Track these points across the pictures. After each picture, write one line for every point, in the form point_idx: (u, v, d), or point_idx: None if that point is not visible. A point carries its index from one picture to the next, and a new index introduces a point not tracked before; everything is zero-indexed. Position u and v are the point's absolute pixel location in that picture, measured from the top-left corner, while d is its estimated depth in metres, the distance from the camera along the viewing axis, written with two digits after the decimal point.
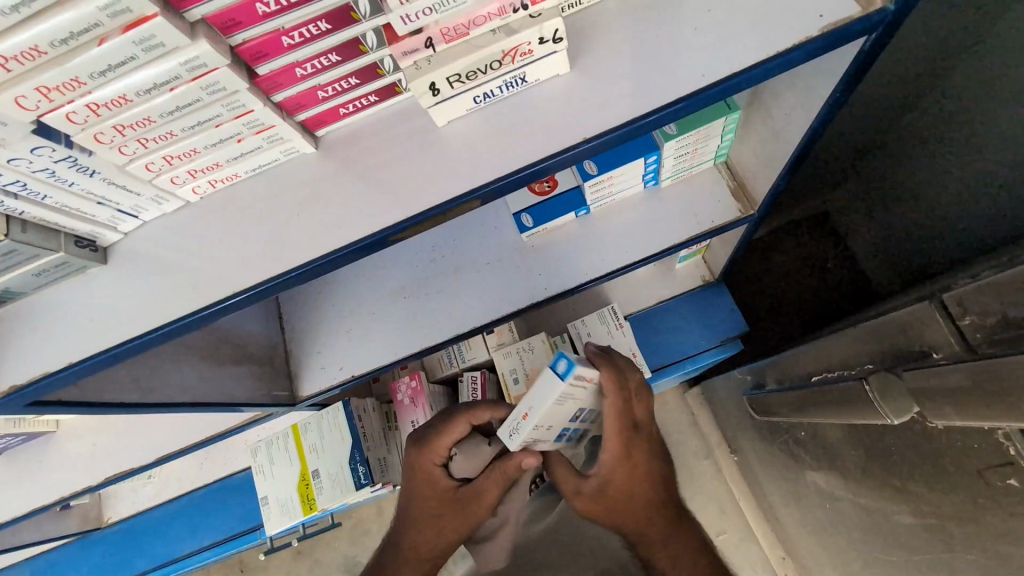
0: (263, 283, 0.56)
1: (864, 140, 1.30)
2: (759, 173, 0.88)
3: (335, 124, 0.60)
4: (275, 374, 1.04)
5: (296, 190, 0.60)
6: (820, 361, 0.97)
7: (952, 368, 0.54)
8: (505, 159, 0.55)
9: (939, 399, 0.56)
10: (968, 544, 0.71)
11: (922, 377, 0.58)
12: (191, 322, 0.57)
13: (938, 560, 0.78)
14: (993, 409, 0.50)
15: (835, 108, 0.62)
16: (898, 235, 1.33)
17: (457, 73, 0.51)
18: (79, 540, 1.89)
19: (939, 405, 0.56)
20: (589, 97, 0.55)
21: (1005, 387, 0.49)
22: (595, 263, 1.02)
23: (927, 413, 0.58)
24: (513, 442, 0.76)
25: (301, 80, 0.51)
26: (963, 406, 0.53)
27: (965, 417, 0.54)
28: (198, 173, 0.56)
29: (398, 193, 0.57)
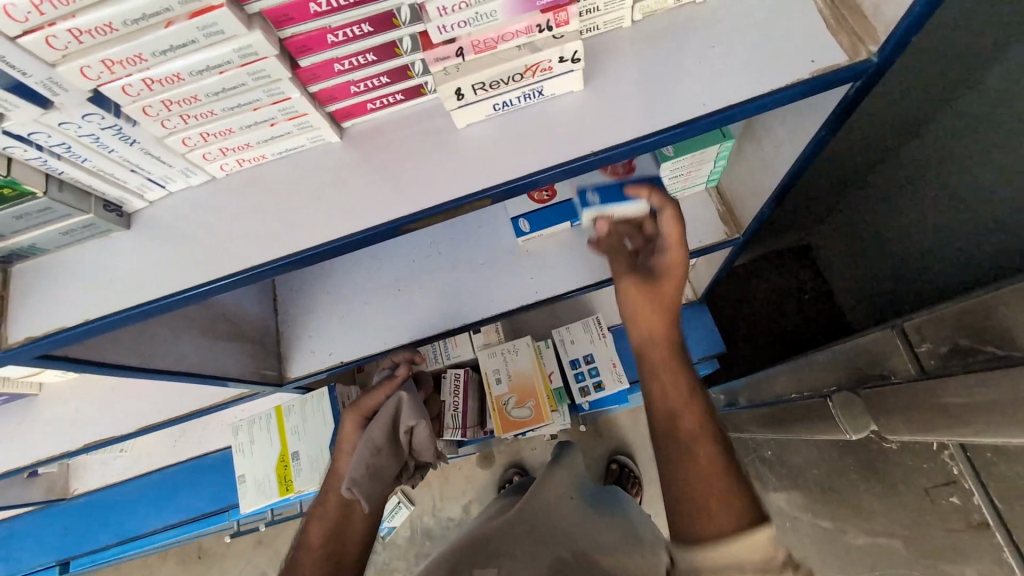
0: (278, 261, 0.59)
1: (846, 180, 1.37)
2: (747, 199, 0.93)
3: (359, 117, 0.63)
4: (264, 353, 1.07)
5: (318, 176, 0.63)
6: (790, 383, 1.02)
7: (913, 392, 0.58)
8: (512, 166, 0.59)
9: (892, 413, 0.62)
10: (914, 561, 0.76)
11: (877, 396, 0.64)
12: (210, 290, 0.60)
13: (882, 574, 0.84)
14: (947, 429, 0.54)
15: (819, 146, 0.68)
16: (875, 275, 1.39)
17: (482, 83, 0.55)
18: (43, 509, 1.88)
19: (891, 419, 0.62)
20: (597, 114, 0.60)
21: (953, 411, 0.54)
22: (586, 273, 1.06)
23: (880, 428, 0.63)
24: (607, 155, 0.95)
25: (337, 75, 0.54)
26: (913, 420, 0.59)
27: (911, 433, 0.60)
28: (229, 151, 0.59)
29: (413, 187, 0.60)
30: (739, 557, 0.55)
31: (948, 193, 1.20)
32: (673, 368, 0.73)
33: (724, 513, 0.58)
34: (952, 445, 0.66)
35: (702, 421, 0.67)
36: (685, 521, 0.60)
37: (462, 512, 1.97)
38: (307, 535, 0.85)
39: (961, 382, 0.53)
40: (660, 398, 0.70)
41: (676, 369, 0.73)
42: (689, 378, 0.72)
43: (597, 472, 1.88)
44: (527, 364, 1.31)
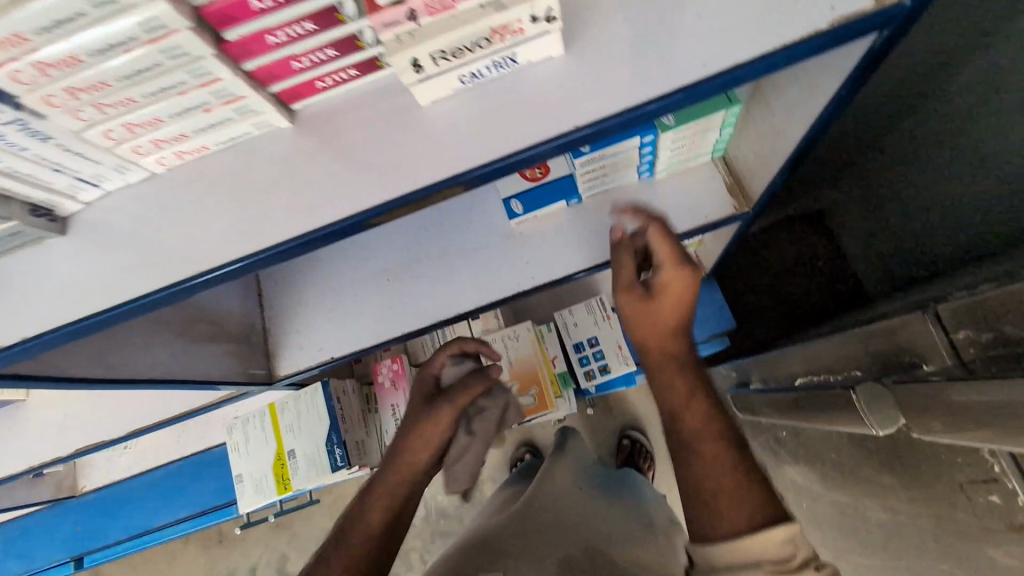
0: (231, 265, 0.54)
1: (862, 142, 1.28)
2: (756, 169, 0.86)
3: (310, 98, 0.56)
4: (251, 353, 1.02)
5: (270, 166, 0.57)
6: (806, 362, 0.96)
7: (949, 386, 0.51)
8: (488, 145, 0.52)
9: (924, 412, 0.54)
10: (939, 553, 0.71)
11: (908, 391, 0.56)
12: (159, 298, 0.54)
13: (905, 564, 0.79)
14: (984, 433, 0.48)
15: (836, 108, 0.61)
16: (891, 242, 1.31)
17: (442, 50, 0.48)
18: (56, 505, 1.89)
19: (925, 419, 0.55)
20: (581, 82, 0.52)
21: (990, 414, 0.47)
22: (586, 255, 0.99)
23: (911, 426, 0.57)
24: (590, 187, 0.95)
25: (274, 49, 0.47)
26: (950, 421, 0.51)
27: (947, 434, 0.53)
28: (163, 143, 0.53)
29: (379, 173, 0.54)
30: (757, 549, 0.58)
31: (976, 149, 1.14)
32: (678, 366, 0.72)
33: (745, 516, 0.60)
34: (996, 448, 0.59)
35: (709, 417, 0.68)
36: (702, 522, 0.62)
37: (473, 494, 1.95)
38: (366, 518, 0.80)
39: (1011, 387, 0.45)
40: (666, 397, 0.71)
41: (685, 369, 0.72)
42: (699, 373, 0.72)
43: (607, 452, 1.85)
44: (528, 350, 1.25)
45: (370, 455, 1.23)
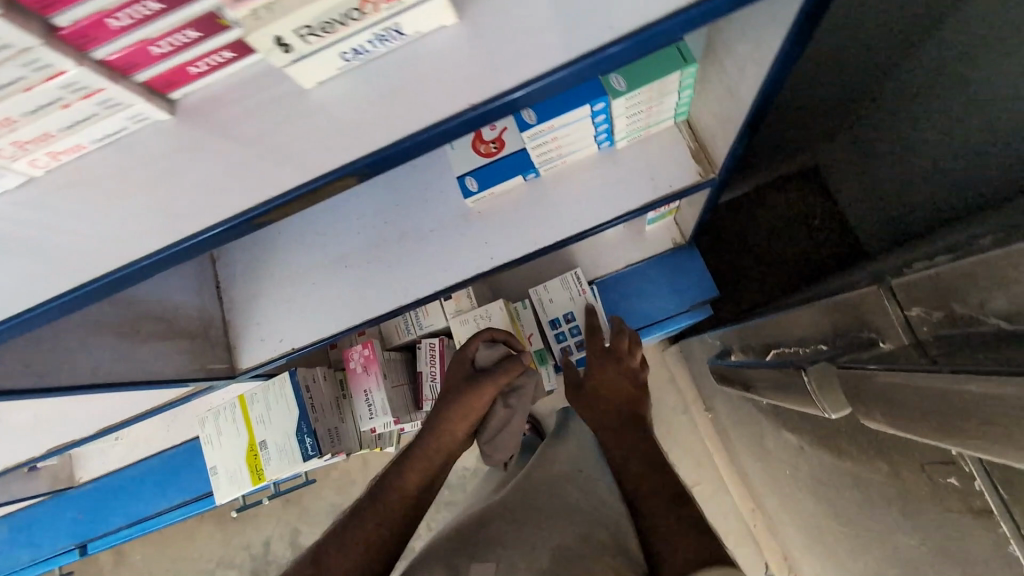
0: (126, 269, 0.51)
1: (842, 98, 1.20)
2: (717, 132, 0.81)
3: (188, 85, 0.51)
4: (210, 348, 0.99)
5: (161, 161, 0.52)
6: (781, 331, 0.93)
7: (893, 376, 0.47)
8: (405, 118, 0.48)
9: (867, 400, 0.50)
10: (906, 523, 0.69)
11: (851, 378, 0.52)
12: (54, 309, 0.51)
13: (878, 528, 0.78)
14: (925, 427, 0.43)
15: (786, 65, 0.56)
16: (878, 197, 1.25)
17: (308, 26, 0.43)
18: (55, 496, 1.91)
19: (869, 408, 0.51)
20: (489, 51, 0.48)
21: (930, 408, 0.43)
22: (547, 231, 0.96)
23: (855, 413, 0.53)
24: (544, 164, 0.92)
25: (121, 34, 0.42)
26: (892, 410, 0.47)
27: (889, 423, 0.48)
28: (29, 146, 0.49)
29: (277, 163, 0.50)
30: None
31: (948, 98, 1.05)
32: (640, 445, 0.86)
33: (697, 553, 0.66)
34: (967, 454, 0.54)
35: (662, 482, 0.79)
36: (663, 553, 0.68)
37: (476, 465, 1.95)
38: (403, 481, 0.80)
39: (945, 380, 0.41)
40: (630, 476, 0.81)
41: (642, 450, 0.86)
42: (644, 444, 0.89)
43: None
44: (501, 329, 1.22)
45: (345, 441, 1.22)
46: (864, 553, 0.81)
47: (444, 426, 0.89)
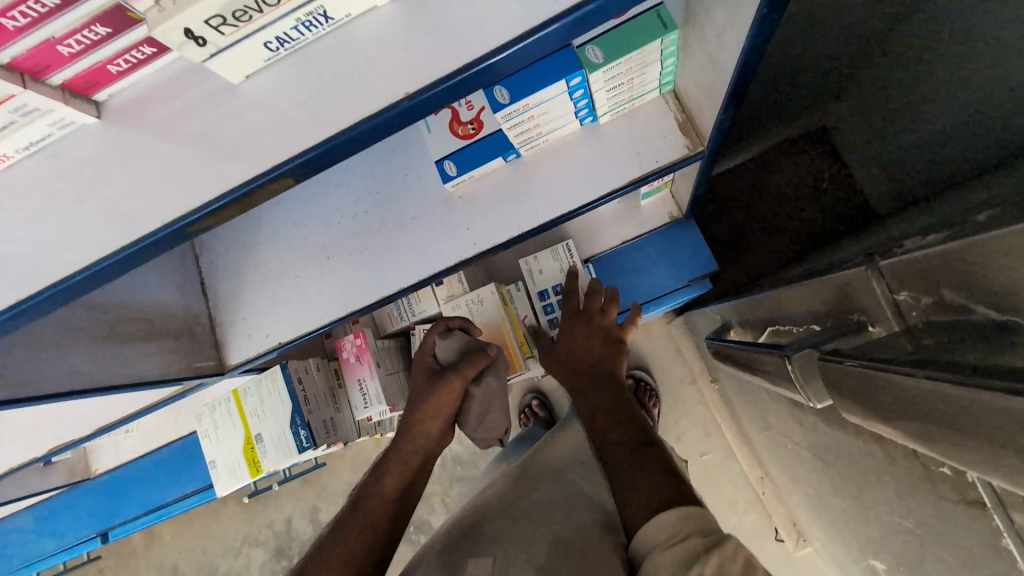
0: (62, 281, 0.48)
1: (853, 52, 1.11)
2: (703, 103, 0.77)
3: (113, 85, 0.48)
4: (196, 346, 0.98)
5: (92, 167, 0.50)
6: (778, 309, 0.89)
7: (872, 370, 0.43)
8: (343, 111, 0.45)
9: (843, 393, 0.47)
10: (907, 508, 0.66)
11: (829, 370, 0.49)
12: (4, 324, 0.49)
13: (877, 512, 0.75)
14: (911, 419, 0.40)
15: (764, 28, 0.51)
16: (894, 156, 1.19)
17: (219, 16, 0.39)
18: (72, 489, 1.96)
19: (846, 400, 0.48)
20: (430, 34, 0.44)
21: (912, 406, 0.39)
22: (530, 214, 0.92)
23: (834, 404, 0.49)
24: (524, 143, 0.88)
25: (20, 35, 0.39)
26: (869, 406, 0.44)
27: (867, 418, 0.46)
28: None
29: (217, 165, 0.47)
30: (682, 531, 0.60)
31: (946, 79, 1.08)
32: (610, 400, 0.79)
33: (664, 496, 0.63)
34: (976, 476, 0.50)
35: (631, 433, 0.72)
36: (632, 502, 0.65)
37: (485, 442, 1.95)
38: (379, 489, 0.79)
39: (919, 382, 0.38)
40: (596, 429, 0.75)
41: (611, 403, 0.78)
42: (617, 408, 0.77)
43: None
44: (494, 314, 1.21)
45: (342, 431, 1.21)
46: (872, 531, 0.79)
47: (417, 423, 0.86)
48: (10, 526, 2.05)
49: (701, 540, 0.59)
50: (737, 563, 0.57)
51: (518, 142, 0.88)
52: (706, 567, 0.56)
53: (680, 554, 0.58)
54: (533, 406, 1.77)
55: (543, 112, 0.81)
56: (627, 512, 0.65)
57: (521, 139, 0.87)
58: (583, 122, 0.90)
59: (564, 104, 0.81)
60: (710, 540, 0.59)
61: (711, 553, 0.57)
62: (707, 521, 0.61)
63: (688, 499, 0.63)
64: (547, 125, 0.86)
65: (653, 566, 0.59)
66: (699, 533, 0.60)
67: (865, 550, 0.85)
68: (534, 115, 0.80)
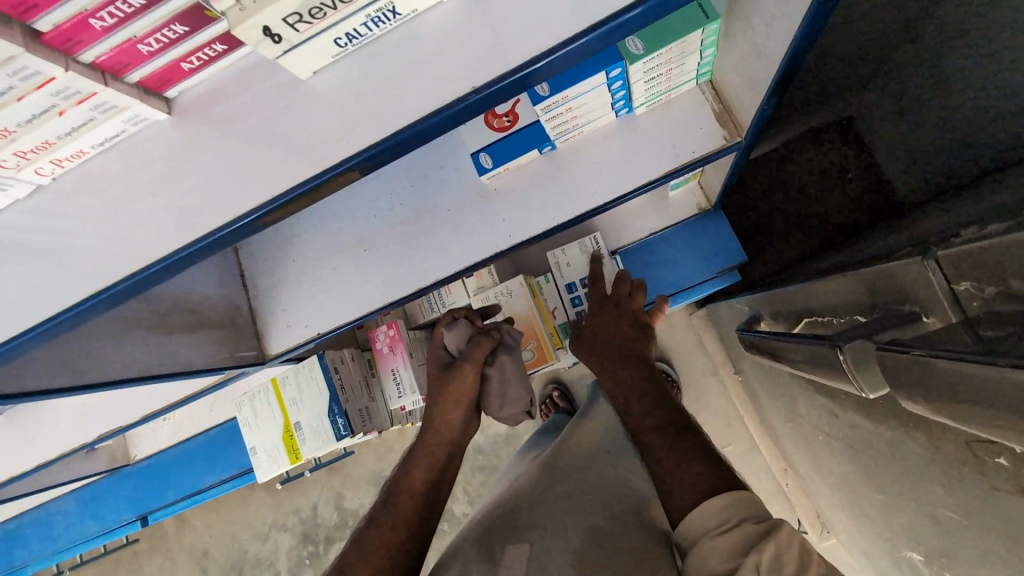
0: (144, 271, 0.50)
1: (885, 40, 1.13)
2: (743, 94, 0.77)
3: (185, 82, 0.50)
4: (239, 336, 1.00)
5: (161, 164, 0.52)
6: (813, 301, 0.89)
7: (937, 359, 0.43)
8: (411, 103, 0.46)
9: (905, 382, 0.47)
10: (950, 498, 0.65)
11: (889, 358, 0.49)
12: (82, 313, 0.52)
13: (915, 504, 0.74)
14: (980, 415, 0.40)
15: (819, 18, 0.52)
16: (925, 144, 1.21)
17: (296, 13, 0.40)
18: (112, 474, 2.02)
19: (907, 391, 0.47)
20: (490, 29, 0.45)
21: (978, 391, 0.39)
22: (567, 206, 0.93)
23: (895, 396, 0.49)
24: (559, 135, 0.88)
25: (107, 34, 0.42)
26: (932, 394, 0.44)
27: (930, 406, 0.46)
28: (32, 155, 0.48)
29: (283, 161, 0.48)
30: (734, 515, 0.60)
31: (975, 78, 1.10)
32: (639, 385, 0.79)
33: (708, 481, 0.64)
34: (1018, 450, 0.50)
35: (669, 420, 0.72)
36: (672, 486, 0.66)
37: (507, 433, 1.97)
38: (414, 477, 0.81)
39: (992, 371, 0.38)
40: (633, 411, 0.76)
41: (638, 388, 0.79)
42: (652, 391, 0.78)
43: None
44: (523, 305, 1.22)
45: (376, 420, 1.24)
46: (909, 522, 0.78)
47: (438, 416, 0.87)
48: (52, 509, 2.13)
49: (755, 526, 0.59)
50: (793, 552, 0.56)
51: (554, 133, 0.88)
52: (762, 554, 0.56)
53: (733, 541, 0.58)
54: (554, 398, 1.77)
55: (581, 103, 0.80)
56: (670, 497, 0.66)
57: (557, 130, 0.87)
58: (618, 113, 0.90)
59: (604, 95, 0.81)
60: (765, 525, 0.59)
61: (767, 540, 0.57)
62: (756, 504, 0.62)
63: (737, 483, 0.63)
64: (583, 118, 0.86)
65: (703, 552, 0.60)
66: (751, 518, 0.60)
67: (897, 539, 0.85)
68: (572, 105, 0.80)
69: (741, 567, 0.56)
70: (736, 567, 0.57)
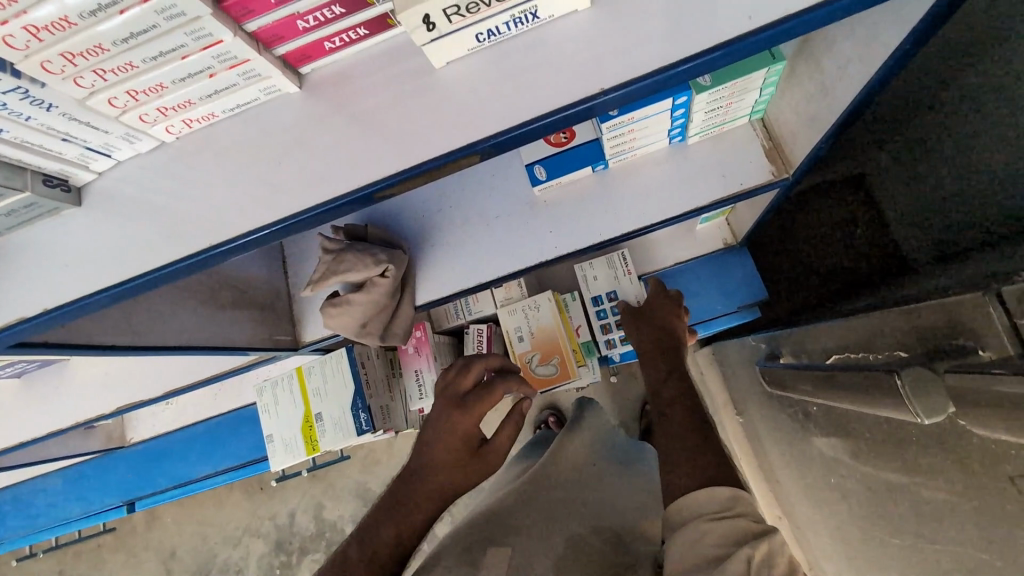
0: (251, 233, 0.53)
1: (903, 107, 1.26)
2: (798, 132, 0.83)
3: (320, 60, 0.55)
4: (277, 319, 1.01)
5: (279, 135, 0.55)
6: (842, 339, 0.92)
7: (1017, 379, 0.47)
8: (508, 109, 0.50)
9: (988, 407, 0.50)
10: (964, 540, 0.66)
11: (972, 385, 0.52)
12: (183, 268, 0.55)
13: (923, 548, 0.75)
14: None
15: (901, 62, 0.60)
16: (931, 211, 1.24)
17: (455, 5, 0.46)
18: (104, 456, 1.98)
19: (988, 417, 0.50)
20: (612, 39, 0.49)
21: None
22: (614, 223, 0.96)
23: (970, 416, 0.52)
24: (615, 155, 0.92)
25: (277, 7, 0.46)
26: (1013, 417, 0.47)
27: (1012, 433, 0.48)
28: (170, 111, 0.53)
29: (402, 141, 0.52)
30: (732, 509, 0.61)
31: (987, 136, 1.17)
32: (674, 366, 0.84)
33: (705, 478, 0.65)
34: None
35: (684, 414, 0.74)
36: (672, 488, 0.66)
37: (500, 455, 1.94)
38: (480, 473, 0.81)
39: None
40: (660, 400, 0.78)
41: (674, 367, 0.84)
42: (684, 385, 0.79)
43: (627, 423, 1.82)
44: (549, 319, 1.24)
45: (394, 420, 1.24)
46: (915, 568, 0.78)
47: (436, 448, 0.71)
48: (36, 486, 2.08)
49: (751, 524, 0.60)
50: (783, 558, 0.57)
51: (609, 154, 0.92)
52: (756, 550, 0.56)
53: (726, 529, 0.59)
54: (550, 421, 1.75)
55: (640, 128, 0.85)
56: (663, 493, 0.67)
57: (614, 150, 0.91)
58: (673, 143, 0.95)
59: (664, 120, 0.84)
60: (761, 526, 0.60)
61: (761, 540, 0.58)
62: (748, 506, 0.62)
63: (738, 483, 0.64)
64: (640, 141, 0.90)
65: (694, 533, 0.60)
66: (751, 517, 0.61)
67: None
68: (632, 126, 0.84)
69: (732, 555, 0.56)
70: (730, 553, 0.57)
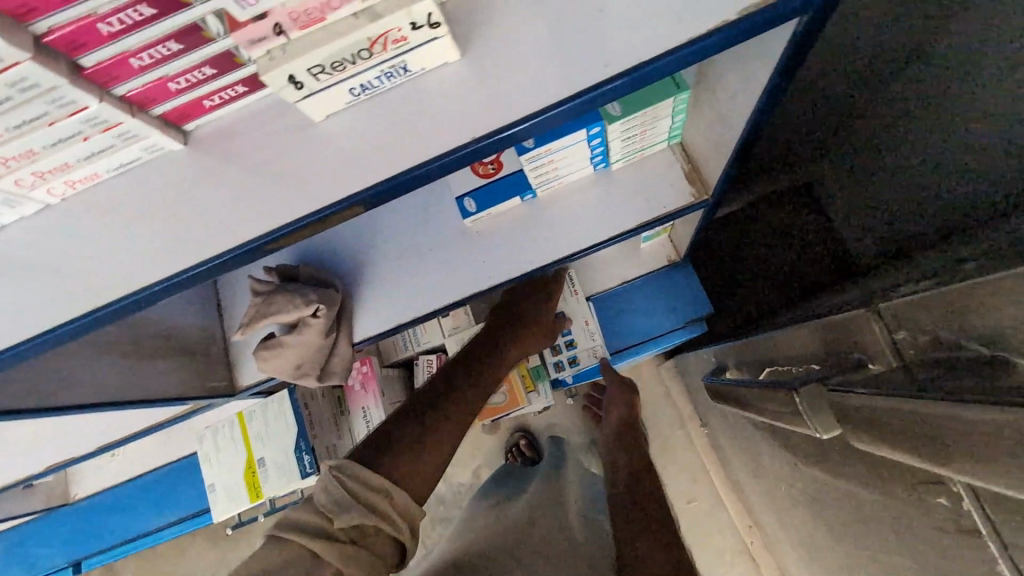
0: (144, 290, 0.53)
1: (841, 106, 1.21)
2: (710, 154, 0.86)
3: (201, 118, 0.56)
4: (209, 365, 0.98)
5: (167, 191, 0.56)
6: (777, 350, 0.93)
7: (904, 401, 0.48)
8: (422, 147, 0.52)
9: (881, 430, 0.51)
10: (895, 544, 0.67)
11: (870, 409, 0.52)
12: (74, 329, 0.53)
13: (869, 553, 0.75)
14: (940, 456, 0.43)
15: (774, 94, 0.64)
16: (878, 211, 1.19)
17: (320, 65, 0.48)
18: (46, 515, 1.88)
19: (883, 437, 0.51)
20: (496, 86, 0.52)
21: (942, 438, 0.43)
22: (546, 251, 0.97)
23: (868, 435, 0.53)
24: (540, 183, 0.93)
25: (141, 72, 0.47)
26: (906, 443, 0.48)
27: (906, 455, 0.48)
28: (47, 175, 0.52)
29: (293, 192, 0.53)
30: None
31: (956, 120, 1.05)
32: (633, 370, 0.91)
33: None
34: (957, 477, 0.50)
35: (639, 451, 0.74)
36: None
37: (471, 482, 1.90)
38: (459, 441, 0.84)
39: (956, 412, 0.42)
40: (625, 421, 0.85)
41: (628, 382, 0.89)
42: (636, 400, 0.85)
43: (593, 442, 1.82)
44: None
45: None
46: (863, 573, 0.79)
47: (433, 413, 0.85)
48: None
49: None
50: None
51: (532, 184, 0.93)
52: None
53: None
54: (522, 446, 1.74)
55: (563, 156, 0.87)
56: None
57: (540, 179, 0.93)
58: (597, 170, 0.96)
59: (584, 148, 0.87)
60: None
61: None
62: None
63: None
64: (565, 169, 0.92)
65: None
66: None
67: None
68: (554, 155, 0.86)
69: None
70: None
